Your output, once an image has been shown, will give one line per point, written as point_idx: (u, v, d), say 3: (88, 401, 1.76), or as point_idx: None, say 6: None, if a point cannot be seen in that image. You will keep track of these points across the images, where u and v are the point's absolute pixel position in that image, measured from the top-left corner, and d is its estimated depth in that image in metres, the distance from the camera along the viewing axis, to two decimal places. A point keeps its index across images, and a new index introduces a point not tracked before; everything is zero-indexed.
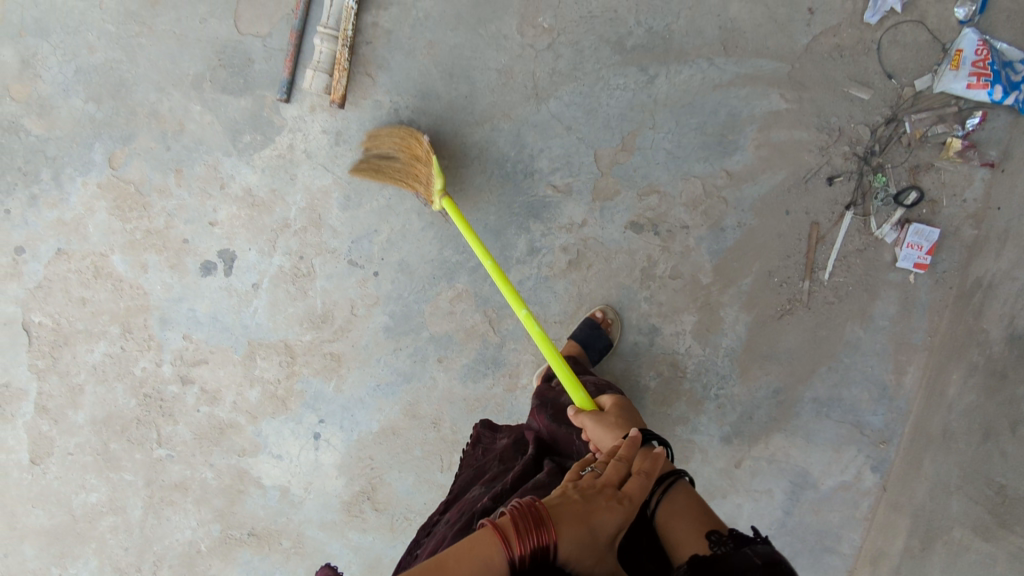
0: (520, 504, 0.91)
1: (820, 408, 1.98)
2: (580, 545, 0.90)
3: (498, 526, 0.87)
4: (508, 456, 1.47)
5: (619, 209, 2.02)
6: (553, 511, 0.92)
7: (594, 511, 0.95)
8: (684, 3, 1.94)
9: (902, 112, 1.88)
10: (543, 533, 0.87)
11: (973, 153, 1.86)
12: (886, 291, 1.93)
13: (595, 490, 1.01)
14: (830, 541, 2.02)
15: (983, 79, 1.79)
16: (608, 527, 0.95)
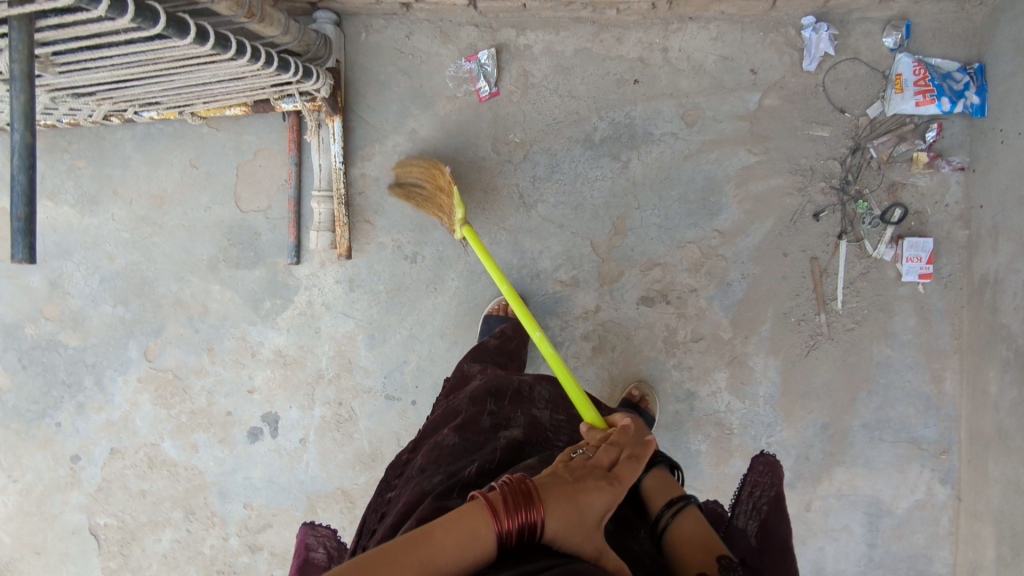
0: (511, 480, 0.94)
1: (872, 432, 2.01)
2: (568, 523, 0.93)
3: (488, 501, 0.90)
4: (477, 397, 1.47)
5: (628, 288, 2.12)
6: (542, 486, 0.96)
7: (583, 490, 0.99)
8: (637, 91, 2.10)
9: (862, 139, 1.99)
10: (531, 509, 0.91)
11: (941, 161, 1.95)
12: (900, 306, 1.99)
13: (584, 469, 1.05)
14: (920, 562, 2.03)
15: (928, 94, 1.90)
16: (596, 507, 0.98)
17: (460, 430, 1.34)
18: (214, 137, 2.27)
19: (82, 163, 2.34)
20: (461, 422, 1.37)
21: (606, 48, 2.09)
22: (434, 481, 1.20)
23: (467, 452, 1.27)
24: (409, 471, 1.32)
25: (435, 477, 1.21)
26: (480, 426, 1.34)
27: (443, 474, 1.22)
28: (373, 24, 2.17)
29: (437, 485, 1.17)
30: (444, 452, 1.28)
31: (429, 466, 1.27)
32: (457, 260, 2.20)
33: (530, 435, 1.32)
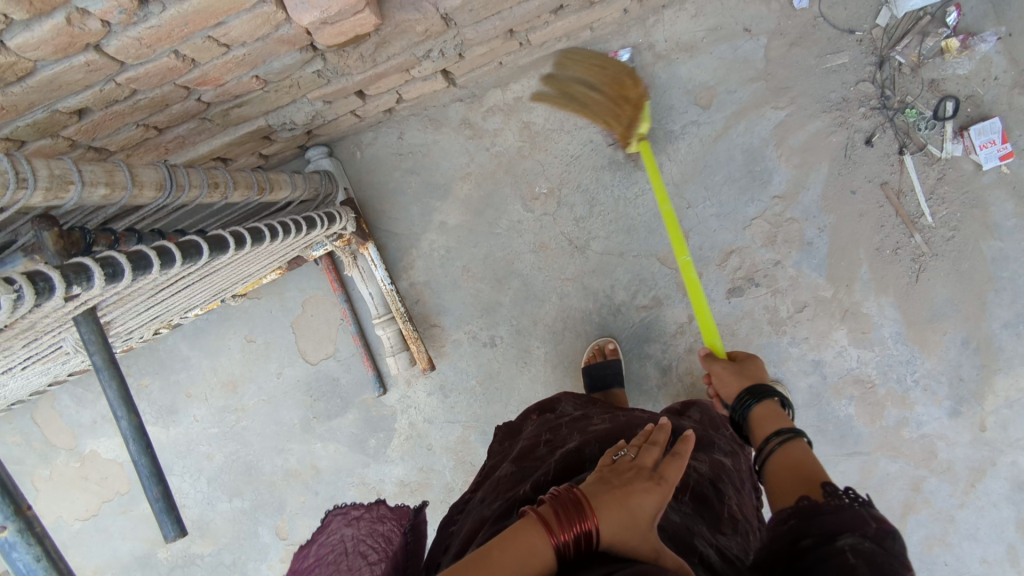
0: (556, 493, 0.76)
1: (1016, 328, 1.91)
2: (621, 533, 0.73)
3: (535, 519, 0.72)
4: (533, 435, 1.39)
5: (712, 286, 2.05)
6: (588, 493, 0.76)
7: (632, 492, 0.77)
8: (642, 96, 2.03)
9: (884, 47, 1.90)
10: (579, 522, 0.72)
11: (974, 38, 1.84)
12: (992, 195, 1.89)
13: (630, 468, 0.83)
14: None
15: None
16: (648, 509, 0.77)
17: (517, 462, 1.25)
18: (258, 305, 2.25)
19: (148, 380, 2.34)
20: (519, 456, 1.29)
21: None
22: (494, 507, 1.08)
23: (524, 475, 1.16)
24: (469, 507, 1.20)
25: (494, 505, 1.09)
26: (535, 454, 1.25)
27: (502, 500, 1.09)
28: (364, 139, 2.17)
29: (496, 510, 1.05)
30: (502, 484, 1.17)
31: (491, 497, 1.15)
32: (535, 327, 2.14)
33: (587, 440, 1.21)
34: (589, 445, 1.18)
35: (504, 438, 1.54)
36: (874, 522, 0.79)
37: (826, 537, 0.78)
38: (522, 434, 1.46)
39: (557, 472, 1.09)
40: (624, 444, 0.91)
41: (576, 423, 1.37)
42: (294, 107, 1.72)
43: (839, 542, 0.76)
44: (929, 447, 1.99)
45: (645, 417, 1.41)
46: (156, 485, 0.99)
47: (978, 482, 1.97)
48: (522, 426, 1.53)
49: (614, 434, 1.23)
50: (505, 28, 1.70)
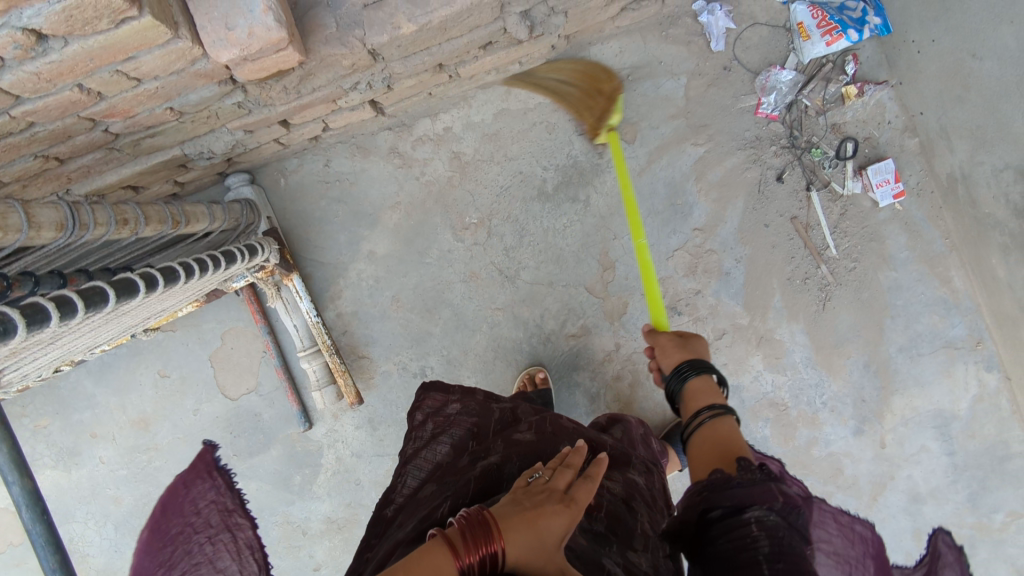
0: (468, 512, 0.78)
1: (909, 352, 2.08)
2: (531, 553, 0.76)
3: (446, 538, 0.74)
4: (461, 441, 1.36)
5: (638, 315, 2.11)
6: (498, 515, 0.79)
7: (541, 514, 0.80)
8: (570, 129, 2.09)
9: (792, 88, 2.02)
10: (488, 543, 0.73)
11: (868, 86, 2.00)
12: (887, 229, 2.05)
13: (543, 491, 0.87)
14: (1004, 446, 2.06)
15: (835, 32, 1.93)
16: (555, 531, 0.80)
17: (439, 476, 1.24)
18: (173, 339, 2.14)
19: (47, 421, 2.18)
20: (441, 468, 1.27)
21: (522, 102, 2.09)
22: (408, 529, 1.05)
23: (441, 491, 1.15)
24: (388, 521, 1.18)
25: (409, 527, 1.06)
26: (456, 468, 1.23)
27: (417, 521, 1.06)
28: (288, 167, 2.11)
29: (411, 534, 1.01)
30: (421, 503, 1.14)
31: (407, 518, 1.11)
32: (465, 357, 2.13)
33: (508, 454, 1.21)
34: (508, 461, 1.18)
35: (431, 413, 1.48)
36: (782, 497, 0.88)
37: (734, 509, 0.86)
38: (448, 427, 1.42)
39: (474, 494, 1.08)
40: (541, 468, 0.96)
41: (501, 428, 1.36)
42: (213, 136, 1.65)
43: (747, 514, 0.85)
44: (836, 463, 2.12)
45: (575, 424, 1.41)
46: (54, 554, 0.89)
47: (878, 495, 2.12)
48: (448, 409, 1.48)
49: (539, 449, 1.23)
50: (433, 63, 1.70)
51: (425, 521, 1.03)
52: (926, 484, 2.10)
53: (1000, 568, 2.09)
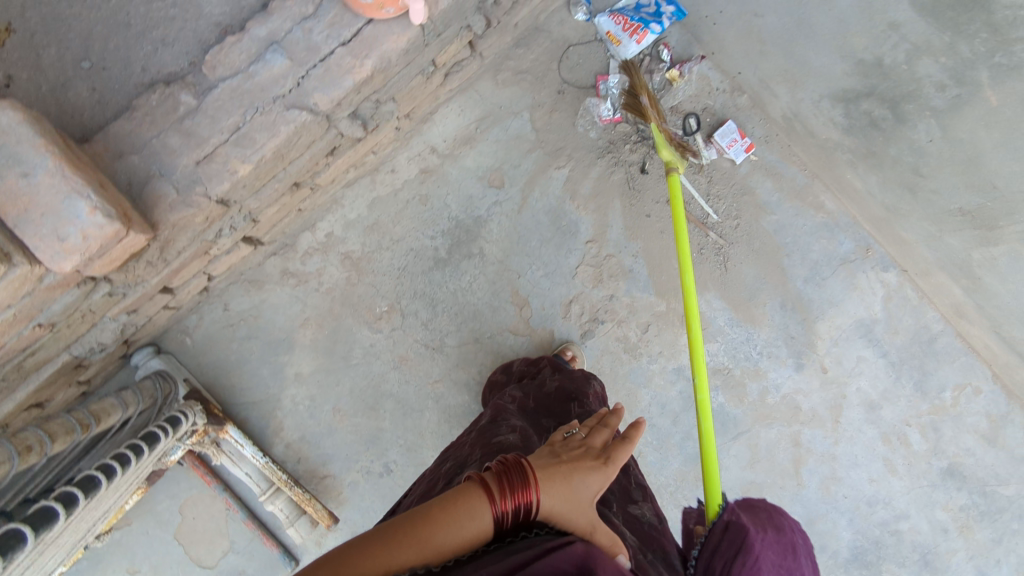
0: (506, 460, 0.86)
1: (813, 280, 2.22)
2: (563, 503, 0.83)
3: (484, 483, 0.81)
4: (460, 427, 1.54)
5: (568, 338, 2.18)
6: (537, 465, 0.87)
7: (577, 469, 0.89)
8: (442, 194, 2.18)
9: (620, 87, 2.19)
10: (523, 492, 0.81)
11: (687, 64, 2.18)
12: (752, 181, 2.21)
13: (579, 447, 0.96)
14: (926, 331, 2.21)
15: (640, 30, 2.10)
16: (589, 488, 0.88)
17: (444, 454, 1.42)
18: (132, 532, 2.07)
19: None
20: (446, 448, 1.45)
21: (390, 185, 2.17)
22: (420, 491, 1.23)
23: (449, 460, 1.33)
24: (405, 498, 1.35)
25: (419, 492, 1.24)
26: (457, 443, 1.41)
27: (425, 487, 1.24)
28: (189, 324, 2.11)
29: (426, 494, 1.19)
30: (427, 476, 1.32)
31: (415, 487, 1.29)
32: (423, 438, 2.15)
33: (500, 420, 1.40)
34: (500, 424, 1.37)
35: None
36: None
37: None
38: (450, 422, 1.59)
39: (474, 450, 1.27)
40: (578, 427, 1.04)
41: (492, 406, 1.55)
42: (97, 329, 1.64)
43: None
44: (792, 403, 2.23)
45: (558, 384, 1.63)
46: None
47: (840, 417, 2.23)
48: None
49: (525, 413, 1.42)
50: (287, 185, 1.76)
51: (434, 484, 1.21)
52: (876, 390, 2.23)
53: (967, 439, 2.22)
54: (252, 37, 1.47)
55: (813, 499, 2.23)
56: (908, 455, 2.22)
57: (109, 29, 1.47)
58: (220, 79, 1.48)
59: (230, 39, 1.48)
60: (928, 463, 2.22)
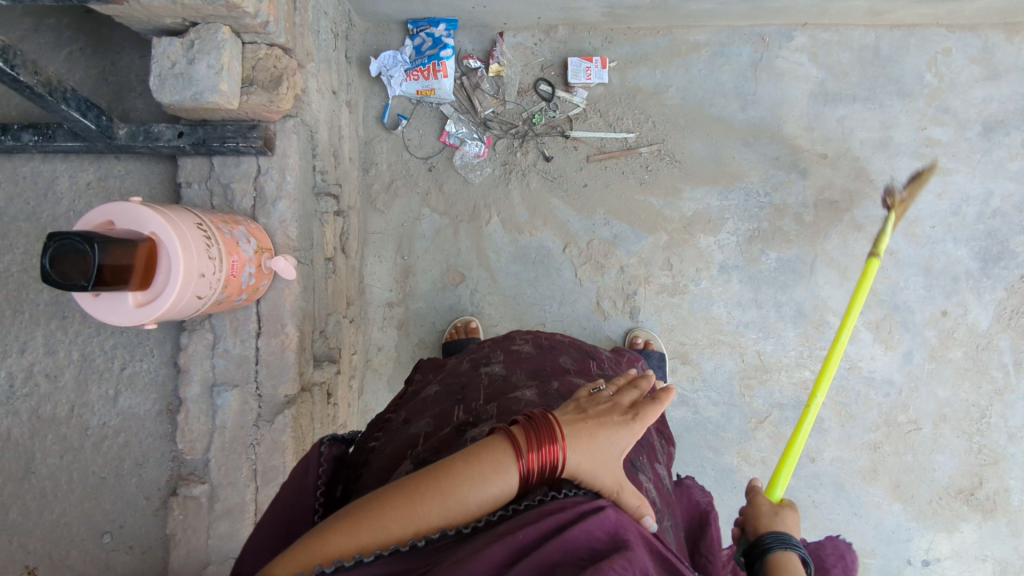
0: (534, 415, 0.82)
1: (748, 101, 2.14)
2: (590, 461, 0.79)
3: (511, 435, 0.79)
4: (457, 360, 1.31)
5: (624, 328, 2.16)
6: (562, 420, 0.82)
7: (604, 424, 0.83)
8: (429, 327, 2.16)
9: (470, 119, 2.12)
10: (549, 446, 0.77)
11: (496, 50, 2.11)
12: (630, 82, 2.14)
13: (608, 402, 0.88)
14: (866, 50, 2.13)
15: (438, 66, 2.06)
16: (618, 446, 0.82)
17: (442, 382, 1.20)
18: None
19: None
20: (440, 377, 1.23)
21: (388, 360, 2.17)
22: (422, 424, 1.03)
23: (450, 394, 1.12)
24: (389, 422, 1.13)
25: (424, 423, 1.04)
26: (460, 377, 1.19)
27: (432, 419, 1.04)
28: None
29: (435, 429, 1.00)
30: (428, 405, 1.11)
31: (416, 417, 1.09)
32: None
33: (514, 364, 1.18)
34: (515, 369, 1.15)
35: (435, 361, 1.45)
36: None
37: None
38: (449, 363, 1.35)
39: (488, 397, 1.06)
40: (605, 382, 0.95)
41: (500, 343, 1.33)
42: None
43: None
44: (827, 203, 2.16)
45: (571, 339, 1.38)
46: None
47: (871, 175, 2.15)
48: (443, 360, 1.40)
49: (539, 361, 1.21)
50: None
51: (442, 421, 1.02)
52: (876, 128, 2.15)
53: (978, 92, 2.14)
54: (192, 401, 1.53)
55: (912, 253, 2.17)
56: (946, 149, 2.15)
57: (100, 496, 1.58)
58: (206, 450, 1.55)
59: (180, 415, 1.53)
60: (967, 140, 2.15)
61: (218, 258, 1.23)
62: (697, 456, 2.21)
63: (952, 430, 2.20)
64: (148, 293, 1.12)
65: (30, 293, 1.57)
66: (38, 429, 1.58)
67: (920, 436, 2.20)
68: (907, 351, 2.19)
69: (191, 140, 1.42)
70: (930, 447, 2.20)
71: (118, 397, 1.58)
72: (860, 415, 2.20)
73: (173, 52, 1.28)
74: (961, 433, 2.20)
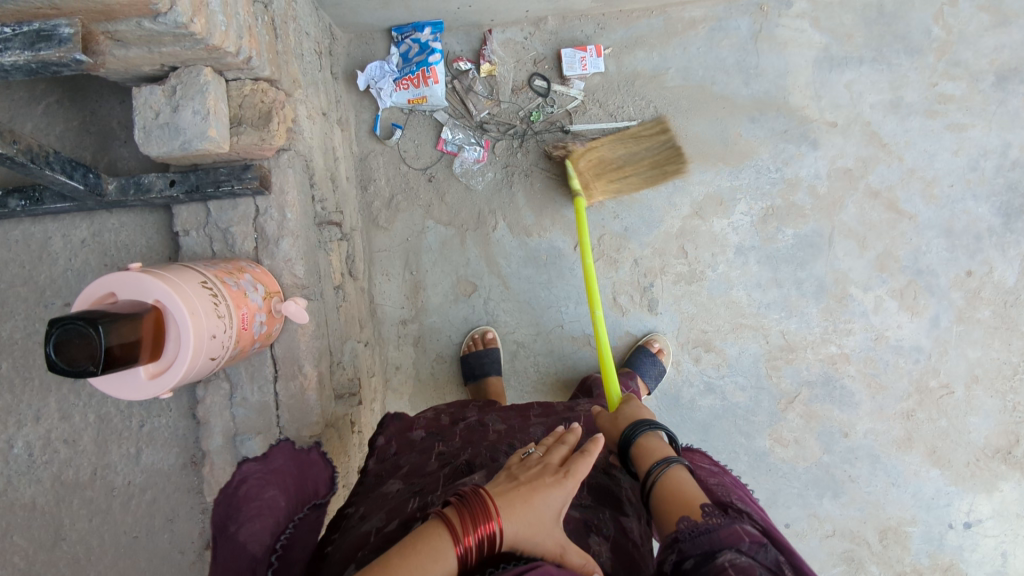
0: (467, 492, 0.88)
1: (751, 76, 2.07)
2: (525, 526, 0.85)
3: (445, 518, 0.83)
4: (422, 448, 1.33)
5: (643, 322, 2.12)
6: (495, 493, 0.88)
7: (535, 488, 0.90)
8: (445, 341, 2.12)
9: (469, 123, 2.05)
10: (484, 522, 0.82)
11: (486, 50, 2.05)
12: (627, 68, 2.07)
13: (537, 467, 0.96)
14: (869, 9, 2.06)
15: (428, 72, 1.98)
16: (551, 506, 0.89)
17: (404, 478, 1.19)
18: None
19: None
20: (401, 471, 1.23)
21: (408, 378, 2.13)
22: (376, 521, 1.03)
23: (409, 489, 1.12)
24: (346, 524, 1.10)
25: (378, 520, 1.03)
26: (425, 470, 1.19)
27: (386, 513, 1.04)
28: None
29: (386, 525, 1.00)
30: (387, 499, 1.11)
31: (373, 512, 1.08)
32: None
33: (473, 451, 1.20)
34: (479, 458, 1.19)
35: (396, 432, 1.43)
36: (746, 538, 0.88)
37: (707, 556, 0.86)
38: (413, 445, 1.36)
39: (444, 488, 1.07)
40: (537, 446, 1.05)
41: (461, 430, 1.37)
42: None
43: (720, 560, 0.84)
44: (841, 172, 2.09)
45: (539, 419, 1.42)
46: None
47: (884, 139, 2.09)
48: (412, 431, 1.42)
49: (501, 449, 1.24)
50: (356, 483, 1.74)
51: (397, 515, 1.02)
52: (886, 90, 2.07)
53: (989, 41, 2.05)
54: (216, 452, 1.49)
55: (932, 215, 2.10)
56: (961, 104, 2.07)
57: (133, 556, 1.54)
58: None
59: (206, 467, 1.50)
60: (983, 91, 2.06)
61: (228, 315, 1.18)
62: (729, 442, 2.17)
63: (989, 391, 2.14)
64: (160, 364, 1.06)
65: (37, 359, 1.52)
66: (63, 495, 1.54)
67: (956, 400, 2.14)
68: (934, 316, 2.13)
69: (184, 188, 1.36)
70: (966, 411, 2.14)
71: (141, 455, 1.54)
72: (891, 385, 2.14)
73: (155, 101, 1.22)
74: (998, 392, 2.14)
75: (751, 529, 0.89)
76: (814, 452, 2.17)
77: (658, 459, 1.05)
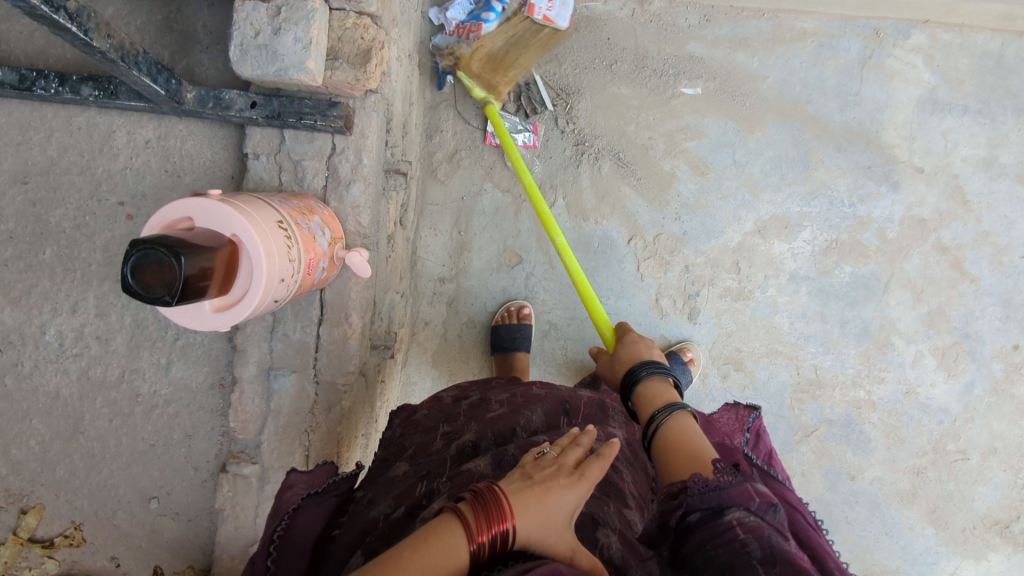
0: (482, 489, 0.80)
1: (849, 102, 1.98)
2: (539, 526, 0.77)
3: (459, 512, 0.76)
4: (430, 424, 1.25)
5: (680, 330, 2.08)
6: (509, 491, 0.81)
7: (549, 488, 0.82)
8: (479, 306, 2.09)
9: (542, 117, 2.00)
10: (499, 522, 0.75)
11: None
12: (723, 69, 1.98)
13: (551, 464, 0.88)
14: (988, 56, 1.96)
15: (475, 27, 1.86)
16: (564, 508, 0.81)
17: (412, 458, 1.12)
18: None
19: None
20: (409, 452, 1.16)
21: (434, 336, 2.11)
22: (381, 508, 0.97)
23: (416, 471, 1.06)
24: (353, 507, 1.05)
25: (385, 506, 0.97)
26: (430, 450, 1.12)
27: (394, 499, 0.98)
28: None
29: (393, 510, 0.95)
30: (394, 483, 1.04)
31: (381, 495, 1.02)
32: None
33: (482, 428, 1.13)
34: (487, 434, 1.11)
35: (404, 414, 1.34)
36: (758, 496, 0.86)
37: (712, 512, 0.86)
38: (420, 420, 1.28)
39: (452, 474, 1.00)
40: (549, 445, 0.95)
41: (470, 406, 1.27)
42: None
43: (727, 518, 0.84)
44: (914, 219, 2.03)
45: (545, 389, 1.31)
46: None
47: (966, 195, 2.01)
48: (416, 413, 1.33)
49: (508, 420, 1.14)
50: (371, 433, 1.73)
51: (404, 500, 0.96)
52: (982, 144, 1.99)
53: None
54: (248, 381, 1.49)
55: (995, 282, 2.05)
56: None
57: (147, 462, 1.55)
58: (259, 431, 1.52)
59: (234, 394, 1.49)
60: None
61: (298, 261, 1.15)
62: None
63: (1001, 464, 2.13)
64: (227, 299, 1.04)
65: (83, 252, 1.49)
66: (88, 390, 1.53)
67: (968, 467, 2.13)
68: (969, 382, 2.10)
69: (265, 112, 1.30)
70: (975, 479, 2.14)
71: (171, 367, 1.53)
72: (909, 440, 2.13)
73: (258, 19, 1.17)
74: (1010, 467, 2.13)
75: (762, 490, 0.88)
76: (817, 488, 2.16)
77: (663, 404, 1.11)
